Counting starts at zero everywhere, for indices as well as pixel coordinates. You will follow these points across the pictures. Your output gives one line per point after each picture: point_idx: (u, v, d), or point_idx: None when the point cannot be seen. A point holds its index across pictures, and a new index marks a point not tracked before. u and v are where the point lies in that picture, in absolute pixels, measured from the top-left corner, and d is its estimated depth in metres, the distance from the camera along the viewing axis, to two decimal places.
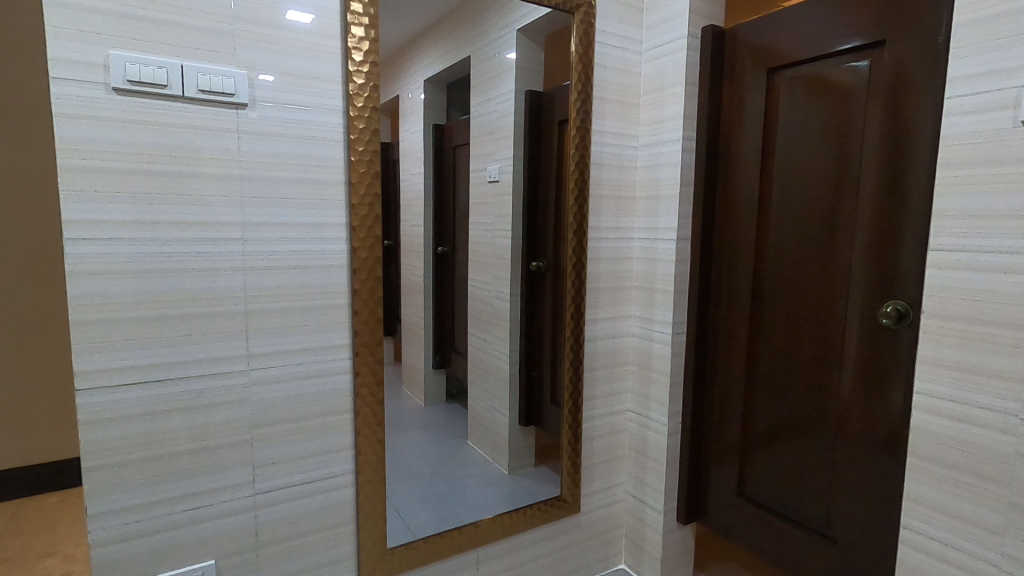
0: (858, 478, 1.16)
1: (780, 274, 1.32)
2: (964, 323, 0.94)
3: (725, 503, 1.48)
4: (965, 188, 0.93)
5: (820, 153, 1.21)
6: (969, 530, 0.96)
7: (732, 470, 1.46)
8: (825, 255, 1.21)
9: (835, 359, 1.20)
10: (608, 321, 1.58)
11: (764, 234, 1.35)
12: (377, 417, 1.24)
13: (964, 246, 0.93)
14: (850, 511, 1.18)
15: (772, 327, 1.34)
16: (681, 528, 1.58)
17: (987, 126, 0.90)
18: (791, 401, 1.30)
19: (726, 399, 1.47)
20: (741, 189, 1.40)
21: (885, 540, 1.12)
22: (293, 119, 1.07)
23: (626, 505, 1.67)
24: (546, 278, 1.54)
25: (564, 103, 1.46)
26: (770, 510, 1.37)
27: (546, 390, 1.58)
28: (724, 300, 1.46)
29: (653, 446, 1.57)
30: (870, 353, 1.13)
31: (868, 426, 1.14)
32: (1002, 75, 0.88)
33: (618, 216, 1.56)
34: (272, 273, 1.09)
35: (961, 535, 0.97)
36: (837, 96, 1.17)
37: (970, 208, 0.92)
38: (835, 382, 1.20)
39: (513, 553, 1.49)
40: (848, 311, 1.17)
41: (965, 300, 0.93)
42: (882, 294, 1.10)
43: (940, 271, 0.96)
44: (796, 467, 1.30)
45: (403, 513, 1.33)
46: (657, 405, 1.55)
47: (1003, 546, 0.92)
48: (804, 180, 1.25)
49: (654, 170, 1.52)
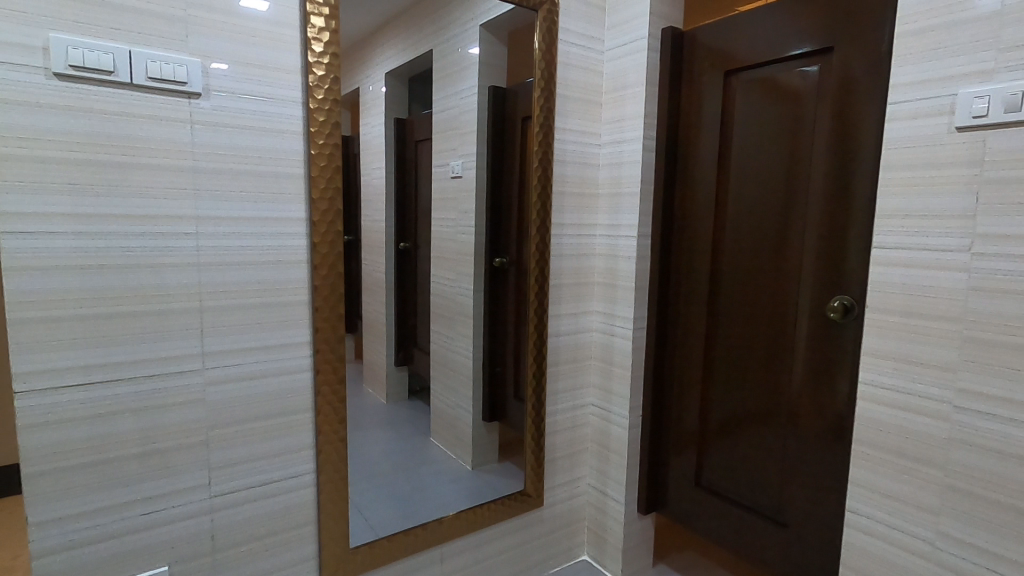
0: (807, 465, 1.22)
1: (735, 270, 1.36)
2: (903, 316, 1.00)
3: (683, 492, 1.53)
4: (906, 190, 0.98)
5: (773, 154, 1.26)
6: (907, 511, 1.02)
7: (690, 461, 1.50)
8: (778, 252, 1.26)
9: (787, 352, 1.25)
10: (571, 316, 1.60)
11: (720, 232, 1.39)
12: (339, 416, 1.22)
13: (905, 244, 0.98)
14: (801, 497, 1.24)
15: (729, 321, 1.39)
16: (642, 518, 1.62)
17: (925, 130, 0.95)
18: (746, 392, 1.35)
19: (684, 392, 1.51)
20: (699, 188, 1.44)
21: (833, 523, 1.18)
22: (249, 110, 1.04)
23: (588, 497, 1.70)
24: (509, 274, 1.55)
25: (528, 100, 1.47)
26: (726, 498, 1.42)
27: (509, 386, 1.58)
28: (683, 295, 1.50)
29: (614, 439, 1.60)
30: (819, 346, 1.18)
31: (817, 416, 1.19)
32: (939, 83, 0.93)
33: (580, 213, 1.58)
34: (228, 269, 1.05)
35: (901, 516, 1.03)
36: (788, 99, 1.22)
37: (909, 208, 0.98)
38: (787, 373, 1.25)
39: (477, 548, 1.49)
40: (798, 307, 1.22)
41: (904, 295, 0.99)
42: (830, 289, 1.16)
43: (883, 268, 1.02)
44: (750, 456, 1.35)
45: (366, 512, 1.31)
46: (618, 398, 1.57)
47: (938, 524, 0.98)
48: (758, 179, 1.29)
49: (616, 168, 1.54)
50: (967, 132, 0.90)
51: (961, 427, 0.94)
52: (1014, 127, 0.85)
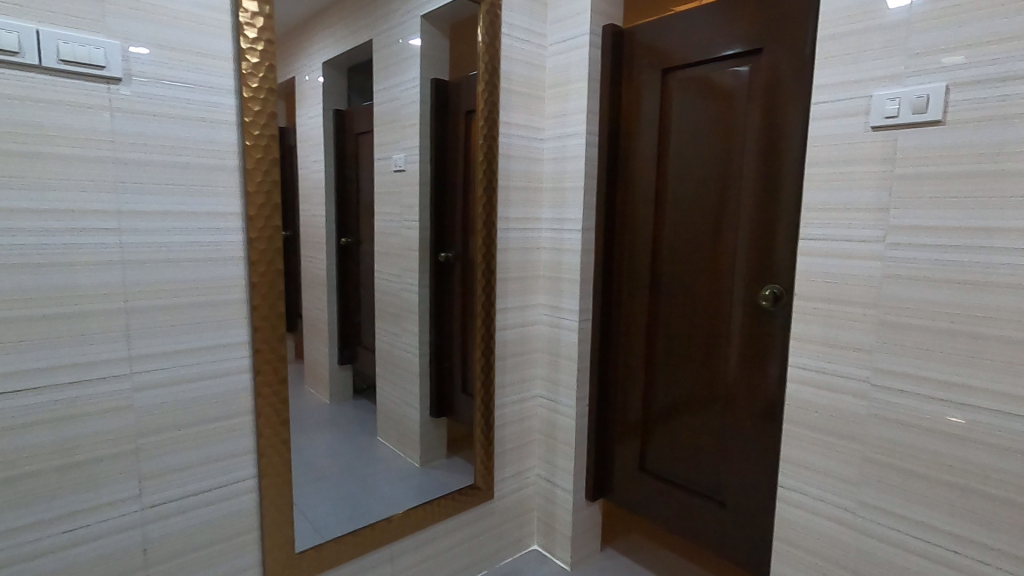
0: (741, 446, 1.29)
1: (673, 262, 1.42)
2: (827, 303, 1.07)
3: (628, 478, 1.58)
4: (827, 185, 1.05)
5: (708, 150, 1.31)
6: (831, 484, 1.09)
7: (634, 448, 1.55)
8: (713, 244, 1.32)
9: (722, 339, 1.31)
10: (517, 310, 1.61)
11: (660, 225, 1.44)
12: (281, 418, 1.18)
13: (828, 236, 1.05)
14: (736, 476, 1.31)
15: (668, 311, 1.44)
16: (589, 505, 1.66)
17: (843, 129, 1.02)
18: (685, 379, 1.41)
19: (628, 380, 1.55)
20: (639, 183, 1.48)
21: (766, 499, 1.25)
22: (177, 97, 0.98)
23: (537, 488, 1.73)
24: (455, 269, 1.54)
25: (471, 94, 1.47)
26: (667, 481, 1.48)
27: (456, 381, 1.58)
28: (625, 287, 1.54)
29: (562, 429, 1.63)
30: (752, 333, 1.25)
31: (750, 399, 1.26)
32: (856, 85, 1.00)
33: (525, 207, 1.59)
34: (157, 266, 0.99)
35: (827, 489, 1.10)
36: (721, 98, 1.27)
37: (830, 202, 1.05)
38: (723, 359, 1.32)
39: (428, 545, 1.48)
40: (732, 297, 1.29)
41: (828, 283, 1.06)
42: (761, 279, 1.22)
43: (809, 258, 1.08)
44: (690, 440, 1.41)
45: (311, 515, 1.28)
46: (565, 389, 1.60)
47: (859, 495, 1.06)
48: (695, 174, 1.35)
49: (560, 163, 1.57)
50: (881, 131, 0.97)
51: (878, 403, 1.01)
52: (921, 127, 0.93)
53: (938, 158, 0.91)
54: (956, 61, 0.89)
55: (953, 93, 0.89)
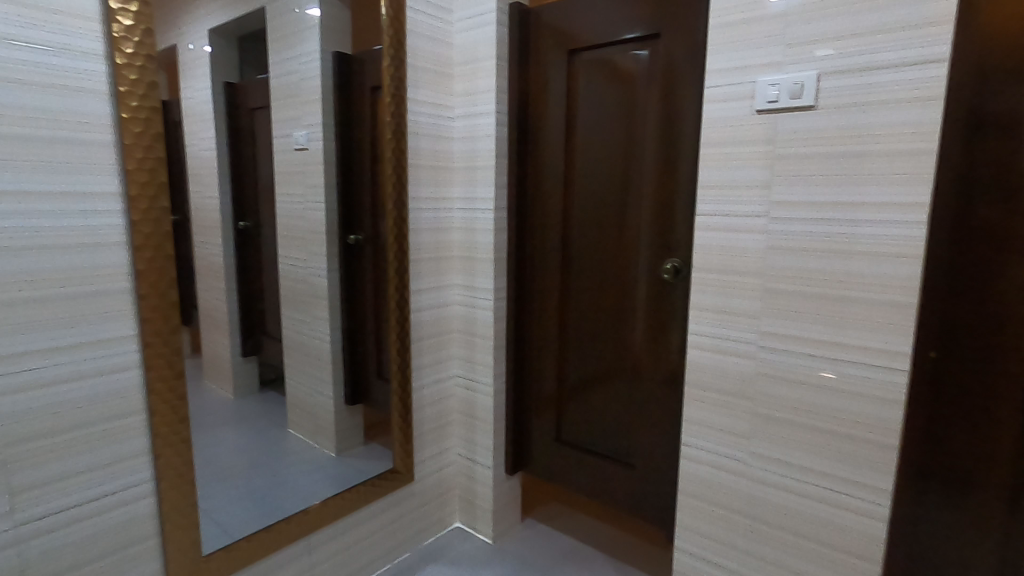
0: (648, 410, 1.38)
1: (583, 239, 1.47)
2: (720, 275, 1.16)
3: (545, 449, 1.63)
4: (719, 164, 1.13)
5: (612, 131, 1.36)
6: (725, 438, 1.19)
7: (550, 420, 1.61)
8: (620, 221, 1.38)
9: (629, 311, 1.39)
10: (432, 291, 1.60)
11: (569, 204, 1.48)
12: (178, 415, 1.09)
13: (720, 212, 1.14)
14: (644, 439, 1.40)
15: (579, 287, 1.49)
16: (508, 478, 1.70)
17: (732, 113, 1.10)
18: (596, 351, 1.47)
19: (543, 355, 1.60)
20: (548, 162, 1.51)
21: (671, 458, 1.35)
22: (34, 62, 0.87)
23: (457, 466, 1.74)
24: (365, 251, 1.50)
25: (376, 69, 1.42)
26: (582, 449, 1.55)
27: (371, 366, 1.55)
28: (538, 264, 1.57)
29: (480, 407, 1.65)
30: (655, 304, 1.33)
31: (655, 366, 1.35)
32: (742, 72, 1.08)
33: (436, 186, 1.57)
34: (19, 254, 0.88)
35: (723, 443, 1.20)
36: (624, 81, 1.32)
37: (722, 180, 1.13)
38: (630, 330, 1.39)
39: (347, 533, 1.46)
40: (637, 271, 1.36)
41: (721, 256, 1.15)
42: (663, 254, 1.30)
43: (705, 233, 1.17)
44: (602, 409, 1.48)
45: (218, 516, 1.21)
46: (482, 367, 1.62)
47: (749, 446, 1.16)
48: (601, 154, 1.40)
49: (470, 142, 1.56)
50: (764, 115, 1.06)
51: (764, 362, 1.12)
52: (797, 112, 1.02)
53: (811, 140, 1.01)
54: (827, 53, 0.98)
55: (824, 82, 0.99)
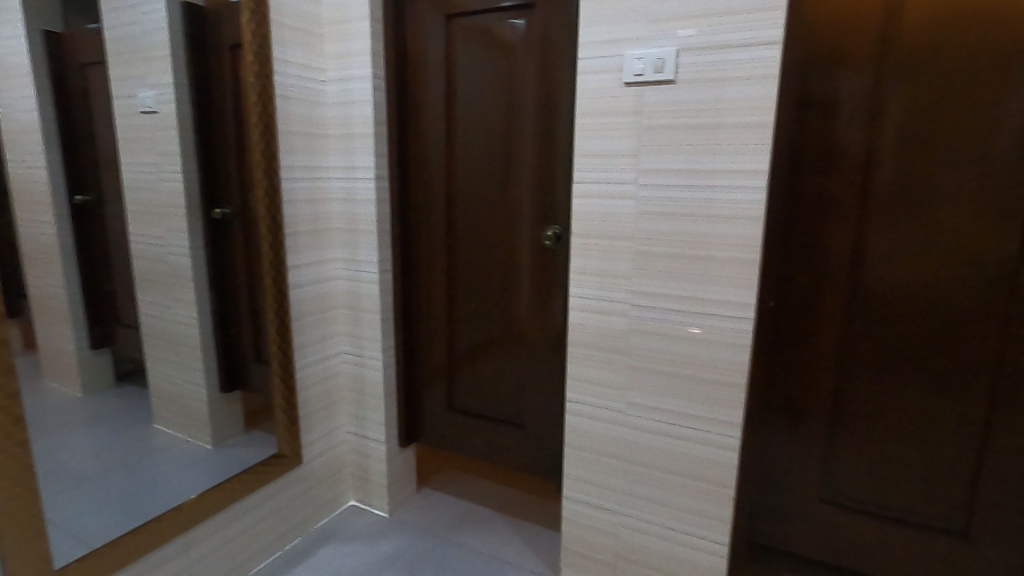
0: (535, 371, 1.44)
1: (468, 209, 1.47)
2: (597, 239, 1.21)
3: (438, 418, 1.65)
4: (593, 133, 1.18)
5: (493, 100, 1.37)
6: (602, 391, 1.26)
7: (441, 389, 1.62)
8: (503, 190, 1.40)
9: (514, 279, 1.43)
10: (312, 265, 1.52)
11: (452, 174, 1.48)
12: (9, 416, 0.96)
13: (595, 179, 1.20)
14: (533, 399, 1.46)
15: (465, 257, 1.50)
16: (402, 451, 1.70)
17: (603, 84, 1.15)
18: (485, 319, 1.50)
19: (432, 327, 1.60)
20: (430, 131, 1.48)
21: (557, 415, 1.43)
22: None
23: (349, 445, 1.70)
24: (233, 227, 1.38)
25: (234, 25, 1.29)
26: (474, 416, 1.58)
27: (248, 349, 1.45)
28: (423, 235, 1.56)
29: (370, 382, 1.61)
30: (538, 270, 1.39)
31: (540, 330, 1.41)
32: (611, 45, 1.13)
33: (311, 154, 1.48)
34: None
35: (597, 395, 1.26)
36: (502, 50, 1.33)
37: (596, 149, 1.19)
38: (516, 296, 1.44)
39: (231, 524, 1.37)
40: (521, 239, 1.40)
41: (597, 221, 1.21)
42: (545, 221, 1.35)
43: (582, 200, 1.22)
44: (492, 374, 1.53)
45: (69, 526, 1.08)
46: (370, 342, 1.58)
47: (626, 396, 1.23)
48: (482, 123, 1.40)
49: (346, 107, 1.48)
50: (632, 87, 1.13)
51: (637, 319, 1.19)
52: (659, 85, 1.10)
53: (673, 112, 1.10)
54: (687, 32, 1.06)
55: (682, 57, 1.07)
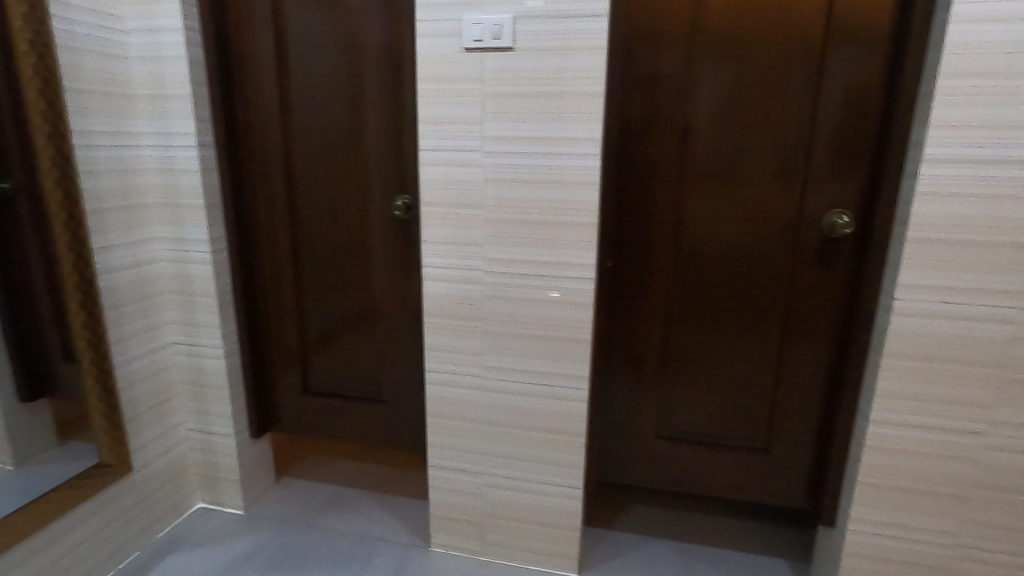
0: (392, 344, 1.43)
1: (312, 178, 1.38)
2: (448, 208, 1.21)
3: (293, 403, 1.55)
4: (437, 100, 1.16)
5: (332, 61, 1.29)
6: (456, 358, 1.28)
7: (295, 372, 1.53)
8: (349, 159, 1.34)
9: (367, 251, 1.39)
10: (126, 246, 1.32)
11: (291, 140, 1.37)
12: None
13: (442, 147, 1.18)
14: (393, 373, 1.45)
15: (313, 230, 1.42)
16: (255, 443, 1.58)
17: (444, 49, 1.13)
18: (338, 294, 1.44)
19: (280, 306, 1.49)
20: (261, 92, 1.35)
21: (417, 386, 1.44)
22: None
23: (192, 443, 1.54)
24: (18, 204, 1.22)
25: None
26: (332, 396, 1.52)
27: (49, 343, 1.30)
28: (263, 208, 1.43)
29: (210, 373, 1.47)
30: (391, 241, 1.37)
31: (395, 302, 1.40)
32: (450, 8, 1.11)
33: (115, 118, 1.27)
34: None
35: (454, 362, 1.28)
36: (338, 7, 1.25)
37: (441, 116, 1.17)
38: (370, 269, 1.40)
39: (46, 552, 1.18)
40: (371, 210, 1.36)
41: (446, 189, 1.20)
42: (395, 191, 1.33)
43: (430, 168, 1.20)
44: (349, 351, 1.47)
45: None
46: (206, 328, 1.43)
47: (483, 360, 1.26)
48: (321, 86, 1.31)
49: (155, 64, 1.29)
50: (473, 53, 1.12)
51: (489, 286, 1.22)
52: (499, 52, 1.11)
53: (513, 80, 1.11)
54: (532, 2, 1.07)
55: (518, 25, 1.09)
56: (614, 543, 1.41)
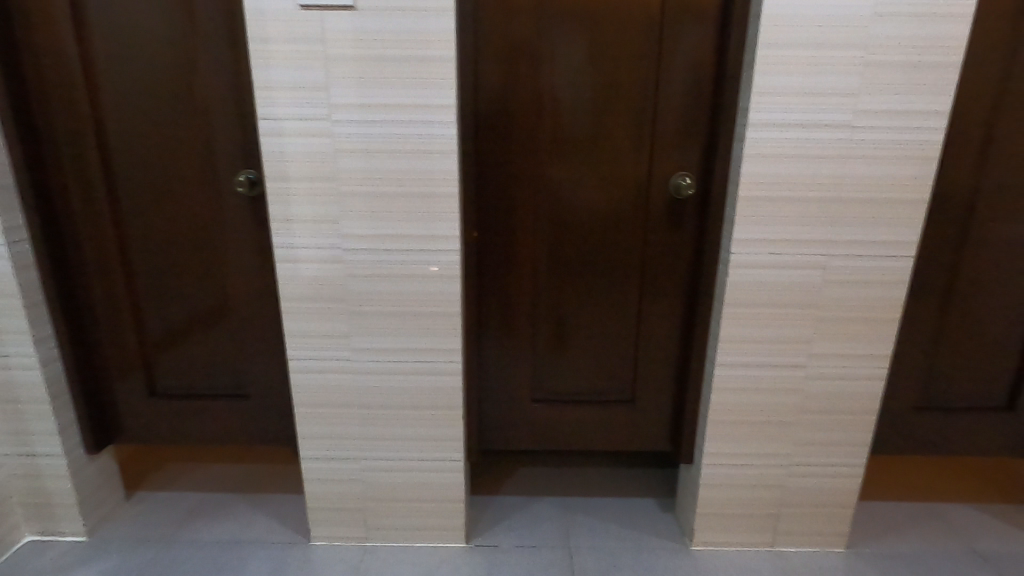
0: (249, 334, 1.31)
1: (135, 152, 1.21)
2: (299, 183, 1.11)
3: (137, 409, 1.38)
4: (274, 63, 1.05)
5: (145, 16, 1.12)
6: (322, 343, 1.20)
7: (136, 374, 1.35)
8: (178, 130, 1.19)
9: (210, 233, 1.25)
10: None
11: (104, 108, 1.18)
12: None
13: (285, 115, 1.08)
14: (253, 365, 1.33)
15: (142, 211, 1.25)
16: (93, 459, 1.39)
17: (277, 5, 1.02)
18: (180, 283, 1.29)
19: (109, 301, 1.30)
20: (55, 50, 1.14)
21: (281, 376, 1.34)
22: None
23: (8, 470, 1.31)
24: None
25: None
26: (184, 396, 1.37)
27: None
28: (73, 189, 1.23)
29: (23, 386, 1.25)
30: (237, 221, 1.24)
31: (248, 288, 1.28)
32: None
33: None
34: None
35: (320, 348, 1.21)
36: None
37: (281, 81, 1.06)
38: (215, 253, 1.26)
39: None
40: (210, 187, 1.22)
41: (294, 162, 1.10)
42: (237, 165, 1.21)
43: (274, 139, 1.09)
44: (200, 345, 1.33)
45: None
46: (11, 335, 1.21)
47: (351, 343, 1.20)
48: (136, 45, 1.14)
49: None
50: (311, 12, 1.02)
51: (352, 264, 1.15)
52: (340, 11, 1.02)
53: (358, 42, 1.04)
54: None
55: None
56: (500, 508, 1.45)
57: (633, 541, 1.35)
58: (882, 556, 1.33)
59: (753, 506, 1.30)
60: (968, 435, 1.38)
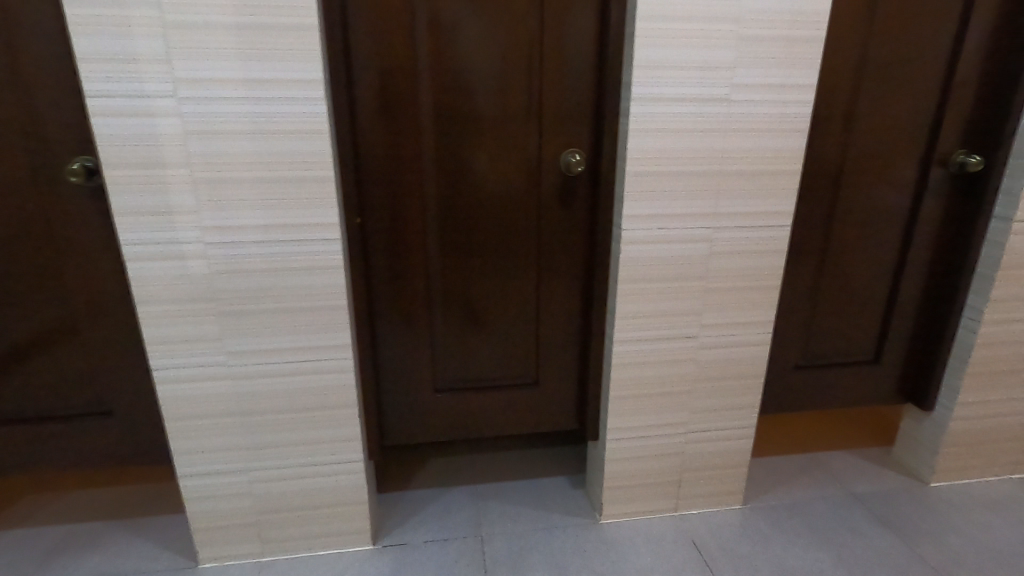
0: (103, 343, 1.16)
1: None
2: (144, 171, 0.97)
3: None
4: (97, 30, 0.90)
5: None
6: (191, 348, 1.08)
7: None
8: None
9: (41, 231, 1.08)
10: None
11: None
12: None
13: (118, 92, 0.93)
14: (111, 377, 1.18)
15: None
16: None
17: None
18: (8, 289, 1.10)
19: None
20: None
21: (147, 388, 1.20)
22: None
23: None
24: None
25: None
26: (28, 420, 1.19)
27: None
28: None
29: None
30: (72, 216, 1.07)
31: (94, 292, 1.12)
32: None
33: None
34: None
35: (189, 354, 1.09)
36: None
37: (109, 51, 0.91)
38: (51, 253, 1.09)
39: None
40: (34, 177, 1.04)
41: (135, 147, 0.96)
42: (67, 151, 1.04)
43: (107, 120, 0.94)
44: (43, 360, 1.15)
45: None
46: None
47: (225, 346, 1.09)
48: None
49: None
50: None
51: (217, 260, 1.04)
52: None
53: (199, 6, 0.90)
54: None
55: None
56: (409, 504, 1.40)
57: (544, 521, 1.35)
58: (774, 508, 1.42)
59: (656, 474, 1.34)
60: (842, 389, 1.50)
